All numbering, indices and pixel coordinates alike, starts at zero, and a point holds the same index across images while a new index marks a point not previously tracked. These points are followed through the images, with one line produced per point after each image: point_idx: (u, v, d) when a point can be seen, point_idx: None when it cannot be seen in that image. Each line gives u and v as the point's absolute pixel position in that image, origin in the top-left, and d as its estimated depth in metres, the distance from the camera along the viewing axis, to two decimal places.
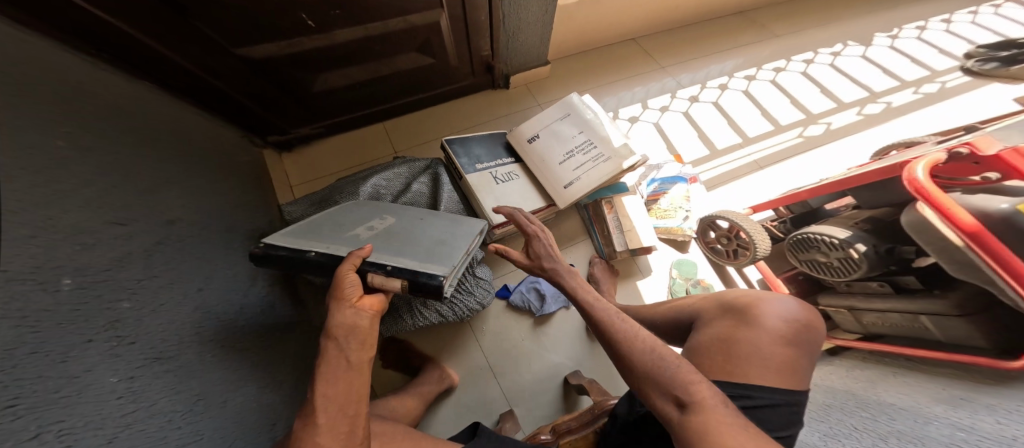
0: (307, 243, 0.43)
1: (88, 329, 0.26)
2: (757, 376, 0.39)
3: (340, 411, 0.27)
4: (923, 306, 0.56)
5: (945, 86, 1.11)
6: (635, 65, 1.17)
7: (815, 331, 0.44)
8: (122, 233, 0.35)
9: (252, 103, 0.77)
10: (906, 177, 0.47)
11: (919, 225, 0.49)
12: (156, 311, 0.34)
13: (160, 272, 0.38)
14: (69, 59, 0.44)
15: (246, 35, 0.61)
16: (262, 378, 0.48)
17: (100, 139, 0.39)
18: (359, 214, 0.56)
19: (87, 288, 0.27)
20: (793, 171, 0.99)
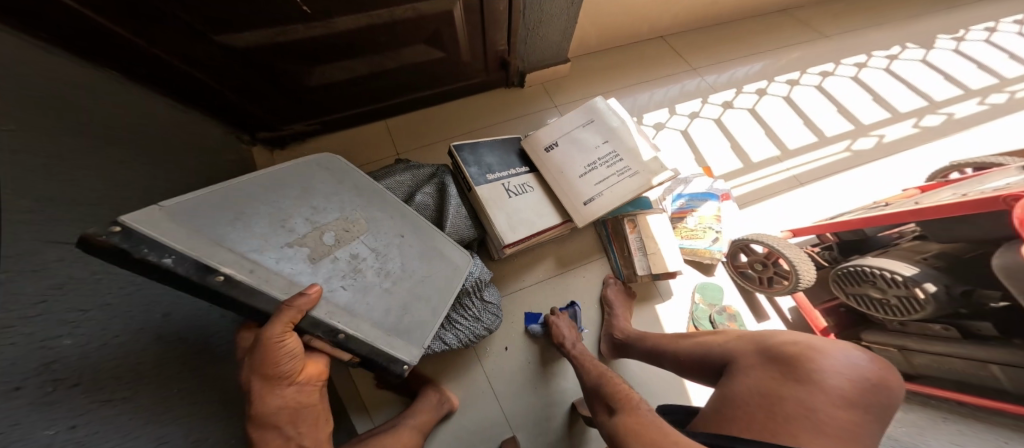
0: (215, 252, 0.29)
1: (19, 373, 0.22)
2: (813, 441, 0.32)
3: None
4: (1000, 357, 0.49)
5: (1016, 97, 0.98)
6: (664, 67, 1.08)
7: (887, 393, 0.37)
8: (70, 253, 0.30)
9: (247, 101, 0.71)
10: (1017, 214, 0.37)
11: (1016, 271, 0.41)
12: (94, 349, 0.29)
13: (111, 300, 0.33)
14: (62, 67, 0.41)
15: (234, 25, 0.53)
16: (221, 410, 0.43)
17: (72, 151, 0.35)
18: (316, 192, 0.44)
19: (24, 325, 0.23)
20: (836, 188, 0.89)
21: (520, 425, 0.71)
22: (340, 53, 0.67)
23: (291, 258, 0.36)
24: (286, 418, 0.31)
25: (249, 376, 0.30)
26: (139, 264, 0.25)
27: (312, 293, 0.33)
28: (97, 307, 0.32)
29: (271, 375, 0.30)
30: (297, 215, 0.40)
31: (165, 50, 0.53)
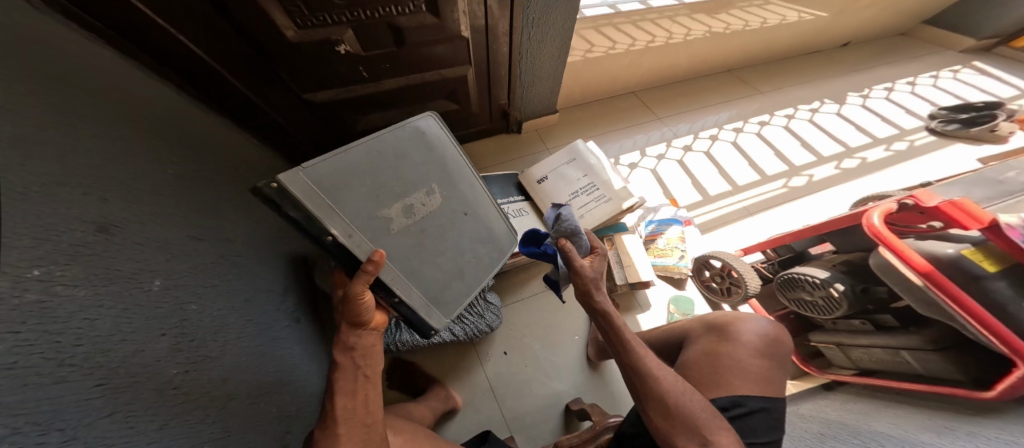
0: (331, 218, 0.44)
1: (66, 338, 0.29)
2: (740, 385, 0.45)
3: (359, 418, 0.36)
4: (903, 341, 0.61)
5: (914, 144, 1.23)
6: (636, 115, 1.33)
7: (781, 345, 0.51)
8: (159, 246, 0.41)
9: (308, 145, 0.92)
10: (865, 222, 0.54)
11: (887, 268, 0.57)
12: (153, 321, 0.38)
13: (187, 284, 0.44)
14: (179, 115, 0.57)
15: (316, 83, 0.75)
16: (270, 384, 0.53)
17: (180, 176, 0.49)
18: (412, 165, 0.55)
19: (82, 303, 0.31)
20: (779, 217, 1.07)
21: (517, 423, 0.79)
22: (382, 104, 0.89)
23: (380, 223, 0.49)
24: (357, 351, 0.39)
25: (341, 316, 0.40)
26: (291, 220, 0.42)
27: (375, 259, 0.42)
28: (187, 285, 0.43)
29: (354, 313, 0.40)
30: (390, 182, 0.51)
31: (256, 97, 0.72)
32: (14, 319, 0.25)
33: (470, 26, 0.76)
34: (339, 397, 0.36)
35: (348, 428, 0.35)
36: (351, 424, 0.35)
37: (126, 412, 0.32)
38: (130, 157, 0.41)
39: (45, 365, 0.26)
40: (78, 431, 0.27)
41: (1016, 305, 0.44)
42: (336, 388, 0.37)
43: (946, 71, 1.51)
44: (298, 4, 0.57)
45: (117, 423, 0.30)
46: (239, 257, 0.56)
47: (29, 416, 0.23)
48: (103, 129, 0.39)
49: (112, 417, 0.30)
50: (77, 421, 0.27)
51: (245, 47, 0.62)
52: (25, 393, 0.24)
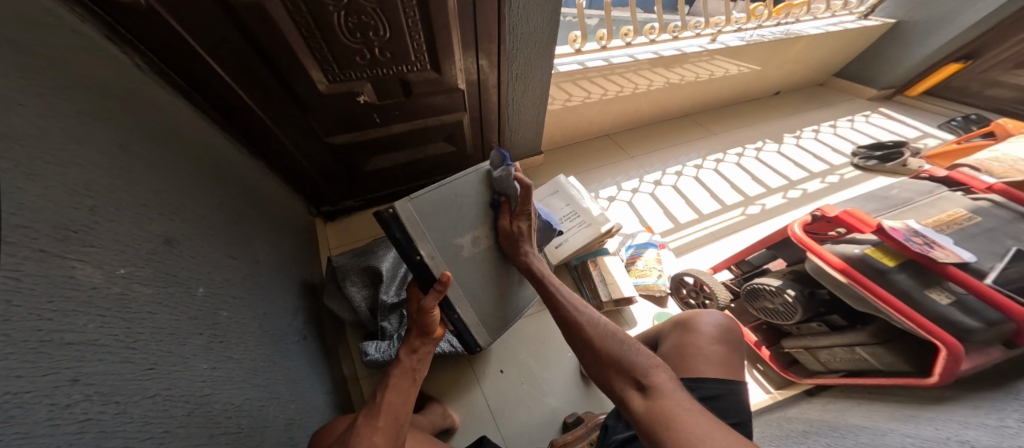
0: (420, 241, 0.60)
1: (117, 328, 0.33)
2: (707, 370, 0.57)
3: (400, 401, 0.51)
4: (853, 339, 0.62)
5: (845, 177, 1.43)
6: (610, 154, 1.53)
7: (735, 331, 0.64)
8: (188, 253, 0.47)
9: (319, 180, 1.02)
10: (789, 232, 0.67)
11: (820, 271, 0.62)
12: (185, 319, 0.42)
13: (211, 294, 0.49)
14: (208, 150, 0.66)
15: (335, 127, 0.87)
16: (279, 393, 0.56)
17: (207, 200, 0.57)
18: (482, 201, 0.71)
19: (132, 299, 0.36)
20: (741, 240, 1.19)
21: (515, 440, 0.81)
22: (390, 147, 1.03)
23: (454, 251, 0.65)
24: (417, 354, 0.58)
25: (413, 327, 0.61)
26: (393, 239, 0.59)
27: (443, 280, 0.58)
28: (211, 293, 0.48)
29: (422, 325, 0.60)
30: (465, 219, 0.67)
31: (283, 135, 0.84)
32: (102, 304, 0.32)
33: (465, 79, 0.92)
34: (389, 391, 0.51)
35: (384, 418, 0.47)
36: (389, 415, 0.48)
37: (158, 398, 0.35)
38: (174, 184, 0.50)
39: (115, 343, 0.32)
40: (128, 406, 0.31)
41: (915, 292, 0.53)
42: (393, 380, 0.53)
43: (862, 115, 1.81)
44: (332, 63, 0.71)
45: (158, 404, 0.34)
46: (250, 275, 0.62)
47: (96, 387, 0.29)
48: (159, 163, 0.48)
49: (155, 398, 0.34)
50: (129, 397, 0.32)
51: (281, 97, 0.75)
52: (98, 366, 0.30)
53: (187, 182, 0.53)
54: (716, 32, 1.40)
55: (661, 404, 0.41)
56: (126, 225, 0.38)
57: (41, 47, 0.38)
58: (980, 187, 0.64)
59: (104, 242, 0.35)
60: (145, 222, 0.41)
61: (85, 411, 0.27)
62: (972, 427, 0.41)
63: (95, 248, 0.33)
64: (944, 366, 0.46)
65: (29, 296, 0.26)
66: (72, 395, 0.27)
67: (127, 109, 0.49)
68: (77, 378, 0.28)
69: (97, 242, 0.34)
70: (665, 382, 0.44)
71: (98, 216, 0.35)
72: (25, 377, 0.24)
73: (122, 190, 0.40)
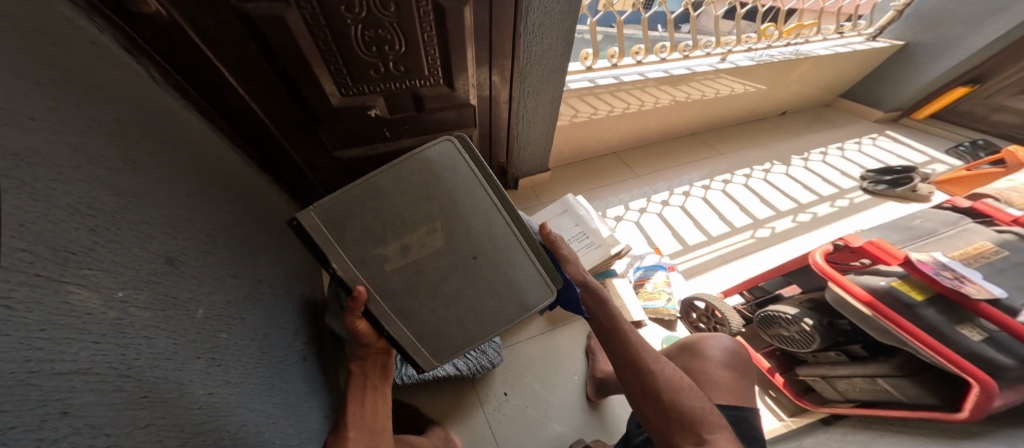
0: (329, 252, 0.49)
1: (111, 359, 0.32)
2: (718, 397, 0.54)
3: (365, 419, 0.51)
4: (875, 370, 0.59)
5: (854, 201, 1.42)
6: (618, 173, 1.53)
7: (743, 357, 0.61)
8: (177, 269, 0.44)
9: (327, 194, 1.02)
10: (810, 261, 0.65)
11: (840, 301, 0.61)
12: (179, 341, 0.41)
13: (207, 314, 0.47)
14: (216, 161, 0.66)
15: (345, 142, 0.87)
16: (271, 415, 0.53)
17: (208, 214, 0.56)
18: (420, 201, 0.52)
19: (123, 322, 0.35)
20: (753, 265, 1.17)
21: None
22: None
23: (372, 261, 0.51)
24: (363, 366, 0.55)
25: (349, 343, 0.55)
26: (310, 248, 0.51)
27: (357, 296, 0.49)
28: (203, 312, 0.47)
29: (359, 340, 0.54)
30: (393, 220, 0.51)
31: (293, 150, 0.84)
32: (96, 331, 0.31)
33: (477, 95, 0.92)
34: (350, 407, 0.52)
35: (354, 430, 0.49)
36: (359, 427, 0.50)
37: (147, 431, 0.34)
38: (176, 198, 0.49)
39: (109, 372, 0.32)
40: (122, 437, 0.31)
41: (946, 327, 0.51)
42: (352, 391, 0.53)
43: (868, 138, 1.81)
44: (346, 77, 0.71)
45: (150, 435, 0.34)
46: (249, 293, 0.60)
47: (87, 419, 0.29)
48: (159, 175, 0.47)
49: (148, 428, 0.34)
50: (121, 429, 0.32)
51: (295, 111, 0.75)
52: (89, 396, 0.30)
53: (192, 197, 0.53)
54: (726, 51, 1.42)
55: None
56: (117, 245, 0.36)
57: (54, 64, 0.38)
58: (1004, 219, 0.64)
59: (100, 263, 0.34)
60: (139, 242, 0.39)
61: (71, 445, 0.27)
62: None
63: (92, 275, 0.32)
64: (976, 402, 0.44)
65: (20, 325, 0.25)
66: (61, 428, 0.27)
67: (141, 125, 0.48)
68: (61, 411, 0.27)
69: (97, 263, 0.33)
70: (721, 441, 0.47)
71: (98, 239, 0.34)
72: (10, 412, 0.24)
73: (124, 208, 0.39)
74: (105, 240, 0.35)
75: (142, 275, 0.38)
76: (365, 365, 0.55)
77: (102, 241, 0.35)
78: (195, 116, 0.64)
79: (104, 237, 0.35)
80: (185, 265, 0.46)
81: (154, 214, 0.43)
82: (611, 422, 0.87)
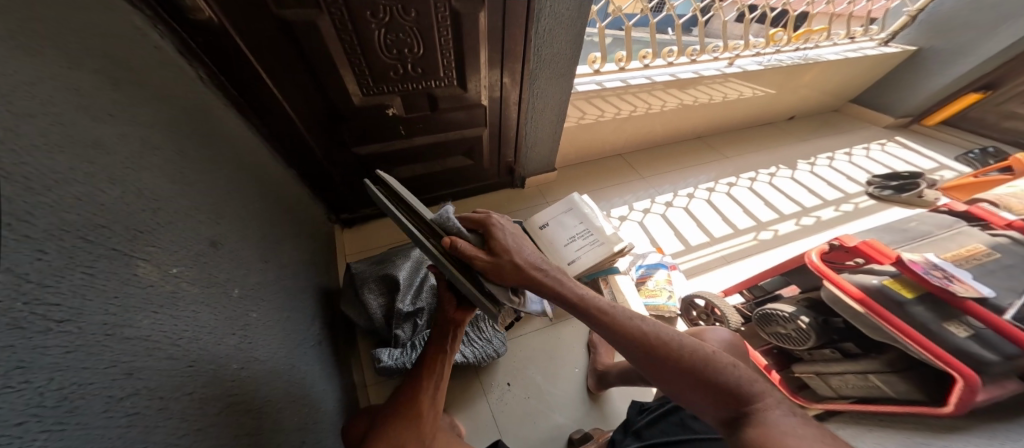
0: None
1: (165, 329, 0.36)
2: None
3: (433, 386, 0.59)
4: (866, 366, 0.61)
5: (859, 206, 1.42)
6: (623, 174, 1.55)
7: (741, 349, 0.65)
8: (217, 251, 0.49)
9: (344, 188, 1.07)
10: (806, 260, 0.68)
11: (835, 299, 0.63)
12: (217, 318, 0.45)
13: (240, 294, 0.52)
14: (249, 154, 0.71)
15: (363, 139, 0.92)
16: (291, 392, 0.58)
17: (242, 202, 0.60)
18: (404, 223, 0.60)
19: (176, 295, 0.39)
20: (755, 266, 1.19)
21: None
22: (412, 159, 1.07)
23: None
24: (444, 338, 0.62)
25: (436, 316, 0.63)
26: None
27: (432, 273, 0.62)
28: (237, 292, 0.51)
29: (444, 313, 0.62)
30: None
31: (315, 146, 0.89)
32: (155, 302, 0.36)
33: (488, 96, 0.96)
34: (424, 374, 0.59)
35: (427, 396, 0.57)
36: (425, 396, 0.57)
37: (193, 396, 0.38)
38: (217, 187, 0.54)
39: (164, 341, 0.36)
40: (169, 402, 0.35)
41: (933, 324, 0.53)
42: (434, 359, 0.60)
43: (877, 143, 1.81)
44: (367, 77, 0.76)
45: (194, 402, 0.38)
46: (274, 278, 0.65)
47: (145, 382, 0.33)
48: (204, 166, 0.52)
49: (192, 396, 0.38)
50: (170, 394, 0.35)
51: (319, 109, 0.80)
52: (149, 362, 0.34)
53: (228, 187, 0.57)
54: (733, 56, 1.44)
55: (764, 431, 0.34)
56: (172, 227, 0.41)
57: (121, 66, 0.43)
58: (999, 223, 0.64)
59: (159, 241, 0.38)
60: (188, 225, 0.44)
61: (133, 403, 0.31)
62: None
63: (153, 253, 0.37)
64: (959, 397, 0.45)
65: (99, 290, 0.30)
66: (125, 388, 0.31)
67: (188, 120, 0.53)
68: (127, 372, 0.31)
69: (156, 241, 0.38)
70: (772, 414, 0.36)
71: (158, 220, 0.39)
72: (89, 369, 0.28)
73: (176, 193, 0.43)
74: (162, 221, 0.40)
75: (191, 253, 0.43)
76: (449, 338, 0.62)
77: (160, 223, 0.39)
78: (231, 112, 0.69)
79: (161, 219, 0.39)
80: (223, 247, 0.51)
81: (199, 200, 0.48)
82: (611, 412, 0.90)
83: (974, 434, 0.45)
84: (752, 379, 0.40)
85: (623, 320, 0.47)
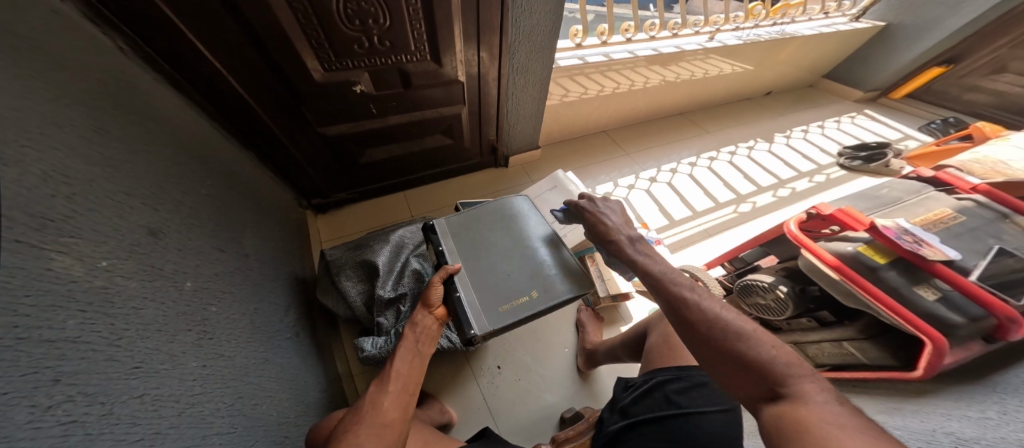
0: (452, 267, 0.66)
1: (94, 334, 0.31)
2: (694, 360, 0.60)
3: (404, 373, 0.49)
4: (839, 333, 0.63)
5: (830, 176, 1.48)
6: (608, 151, 1.53)
7: None
8: (157, 243, 0.43)
9: (314, 172, 1.00)
10: (785, 229, 0.69)
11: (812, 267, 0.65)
12: (165, 314, 0.40)
13: (193, 290, 0.47)
14: (193, 135, 0.63)
15: (331, 120, 0.85)
16: (268, 388, 0.55)
17: (186, 190, 0.54)
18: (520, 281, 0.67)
19: (107, 290, 0.34)
20: (734, 238, 1.22)
21: (510, 431, 0.82)
22: (386, 139, 1.01)
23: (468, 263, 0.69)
24: (418, 326, 0.56)
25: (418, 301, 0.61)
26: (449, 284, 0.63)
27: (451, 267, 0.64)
28: (190, 286, 0.46)
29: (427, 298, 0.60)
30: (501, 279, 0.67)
31: (277, 128, 0.82)
32: (82, 299, 0.31)
33: (466, 72, 0.90)
34: (398, 359, 0.51)
35: (392, 385, 0.47)
36: (398, 383, 0.48)
37: (145, 398, 0.34)
38: (151, 171, 0.47)
39: (100, 342, 0.32)
40: (115, 406, 0.31)
41: (904, 289, 0.55)
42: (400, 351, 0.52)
43: (848, 116, 1.86)
44: (328, 52, 0.68)
45: (146, 404, 0.34)
46: (237, 271, 0.60)
47: (80, 387, 0.28)
48: (133, 147, 0.46)
49: (143, 398, 0.34)
50: (115, 396, 0.31)
51: (273, 86, 0.72)
52: (81, 365, 0.29)
53: (168, 172, 0.51)
54: (714, 30, 1.41)
55: (796, 419, 0.32)
56: (95, 217, 0.35)
57: (12, 28, 0.35)
58: (964, 187, 0.69)
59: (81, 234, 0.33)
60: (118, 215, 0.38)
61: (68, 411, 0.27)
62: (933, 413, 0.44)
63: (72, 246, 0.32)
64: (928, 359, 0.47)
65: (6, 288, 0.25)
66: (54, 395, 0.26)
67: (108, 95, 0.46)
68: (54, 377, 0.27)
69: (76, 232, 0.33)
70: (812, 397, 0.33)
71: (76, 212, 0.33)
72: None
73: (97, 179, 0.37)
74: (85, 211, 0.34)
75: (121, 245, 0.38)
76: (415, 330, 0.55)
77: (80, 211, 0.34)
78: (165, 89, 0.61)
79: (81, 208, 0.34)
80: (167, 240, 0.45)
81: (130, 185, 0.42)
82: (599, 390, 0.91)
83: (942, 396, 0.48)
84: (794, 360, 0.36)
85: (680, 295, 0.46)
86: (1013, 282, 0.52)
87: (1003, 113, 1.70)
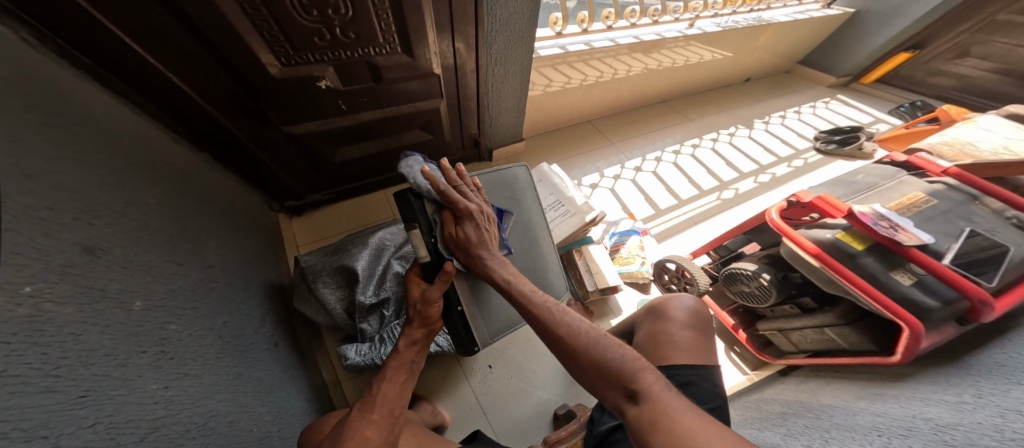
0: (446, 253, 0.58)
1: (26, 365, 0.27)
2: (679, 357, 0.61)
3: (392, 398, 0.48)
4: (822, 320, 0.64)
5: (808, 161, 1.52)
6: (593, 142, 1.51)
7: (704, 314, 0.68)
8: (98, 263, 0.38)
9: (282, 173, 0.94)
10: (768, 218, 0.69)
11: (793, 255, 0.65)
12: (112, 337, 0.36)
13: (146, 309, 0.42)
14: (130, 136, 0.56)
15: (297, 118, 0.80)
16: (245, 404, 0.52)
17: (130, 199, 0.48)
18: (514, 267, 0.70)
19: (37, 318, 0.29)
20: (718, 225, 1.24)
21: (505, 432, 0.81)
22: (359, 137, 0.95)
23: None
24: (415, 347, 0.53)
25: (413, 319, 0.54)
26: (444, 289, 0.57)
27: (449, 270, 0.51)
28: (142, 306, 0.42)
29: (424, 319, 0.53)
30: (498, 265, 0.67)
31: (235, 128, 0.75)
32: (5, 330, 0.26)
33: (441, 64, 0.86)
34: (384, 383, 0.49)
35: (380, 412, 0.45)
36: (383, 408, 0.46)
37: (97, 429, 0.31)
38: (84, 181, 0.42)
39: (32, 374, 0.27)
40: (61, 438, 0.27)
41: (882, 275, 0.56)
42: (388, 372, 0.50)
43: (823, 101, 1.91)
44: (284, 45, 0.62)
45: (101, 434, 0.31)
46: (198, 285, 0.55)
47: (14, 423, 0.25)
48: (56, 153, 0.40)
49: (96, 427, 0.31)
50: (61, 428, 0.28)
51: (225, 81, 0.66)
52: (14, 400, 0.25)
53: (105, 181, 0.45)
54: (693, 17, 1.40)
55: (660, 414, 0.39)
56: (21, 233, 0.31)
57: None
58: (936, 170, 0.71)
59: (13, 253, 0.29)
60: (48, 232, 0.34)
61: None
62: (914, 399, 0.45)
63: (8, 268, 0.28)
64: (907, 345, 0.48)
65: None
66: None
67: (24, 94, 0.40)
68: None
69: (10, 248, 0.29)
70: (655, 388, 0.42)
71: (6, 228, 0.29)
72: None
73: (17, 192, 0.32)
74: (18, 227, 0.31)
75: (54, 267, 0.33)
76: (415, 348, 0.53)
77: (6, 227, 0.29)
78: (96, 88, 0.54)
79: (12, 223, 0.30)
80: (108, 258, 0.40)
81: (57, 197, 0.37)
82: None
83: (920, 380, 0.49)
84: (630, 354, 0.45)
85: (547, 312, 0.47)
86: (985, 260, 0.53)
87: (964, 95, 1.78)
